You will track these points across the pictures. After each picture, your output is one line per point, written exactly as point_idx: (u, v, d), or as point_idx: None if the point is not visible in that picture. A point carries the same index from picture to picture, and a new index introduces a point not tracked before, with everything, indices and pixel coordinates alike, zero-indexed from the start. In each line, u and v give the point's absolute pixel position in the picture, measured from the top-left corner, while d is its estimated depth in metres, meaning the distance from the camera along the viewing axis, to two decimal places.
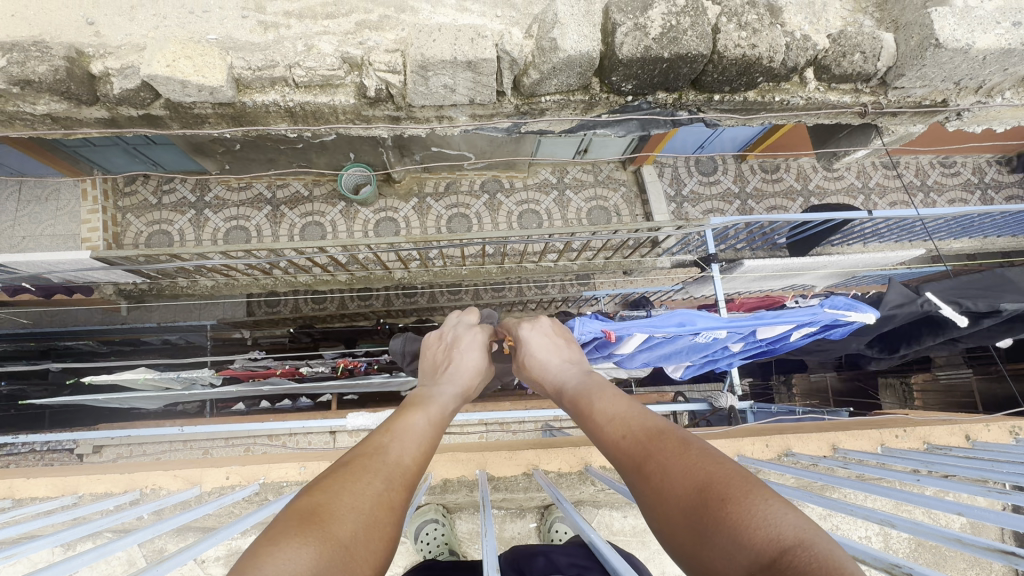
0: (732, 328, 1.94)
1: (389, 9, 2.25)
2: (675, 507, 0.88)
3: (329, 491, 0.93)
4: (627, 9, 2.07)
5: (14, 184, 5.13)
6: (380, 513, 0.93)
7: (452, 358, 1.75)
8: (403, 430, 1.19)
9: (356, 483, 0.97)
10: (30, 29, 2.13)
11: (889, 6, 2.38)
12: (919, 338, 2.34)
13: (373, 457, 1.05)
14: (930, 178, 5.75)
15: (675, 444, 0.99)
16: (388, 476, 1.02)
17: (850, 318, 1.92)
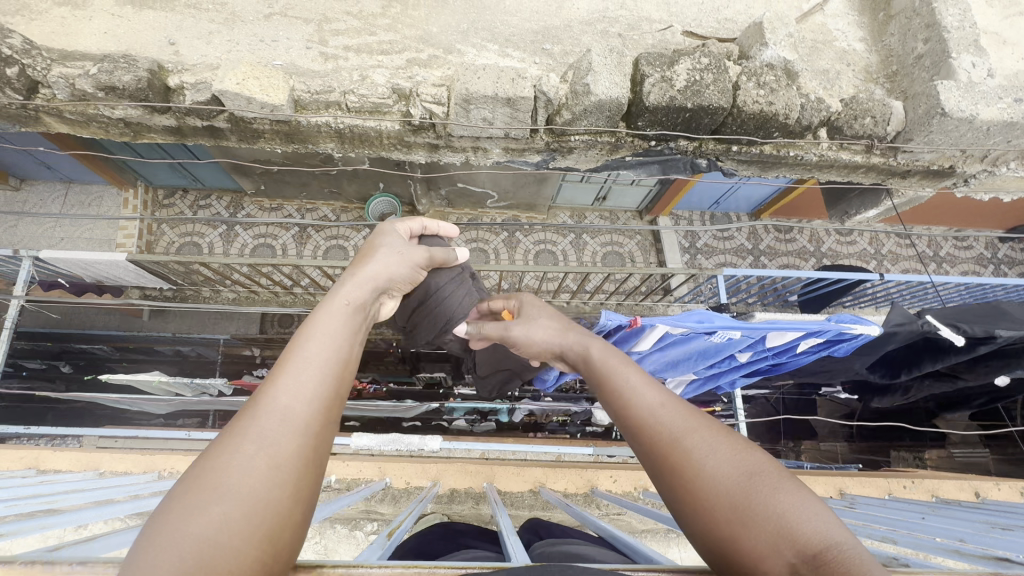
0: (748, 332, 2.03)
1: (438, 51, 2.57)
2: (717, 495, 0.89)
3: (195, 480, 0.79)
4: (656, 63, 2.28)
5: (61, 189, 5.43)
6: (264, 494, 0.80)
7: (379, 254, 1.43)
8: (293, 365, 0.96)
9: (227, 458, 0.82)
10: (120, 47, 2.44)
11: (898, 78, 2.62)
12: (919, 364, 2.28)
13: (251, 419, 0.87)
14: (943, 249, 5.86)
15: (711, 432, 0.97)
16: (270, 439, 0.85)
17: (855, 330, 1.96)
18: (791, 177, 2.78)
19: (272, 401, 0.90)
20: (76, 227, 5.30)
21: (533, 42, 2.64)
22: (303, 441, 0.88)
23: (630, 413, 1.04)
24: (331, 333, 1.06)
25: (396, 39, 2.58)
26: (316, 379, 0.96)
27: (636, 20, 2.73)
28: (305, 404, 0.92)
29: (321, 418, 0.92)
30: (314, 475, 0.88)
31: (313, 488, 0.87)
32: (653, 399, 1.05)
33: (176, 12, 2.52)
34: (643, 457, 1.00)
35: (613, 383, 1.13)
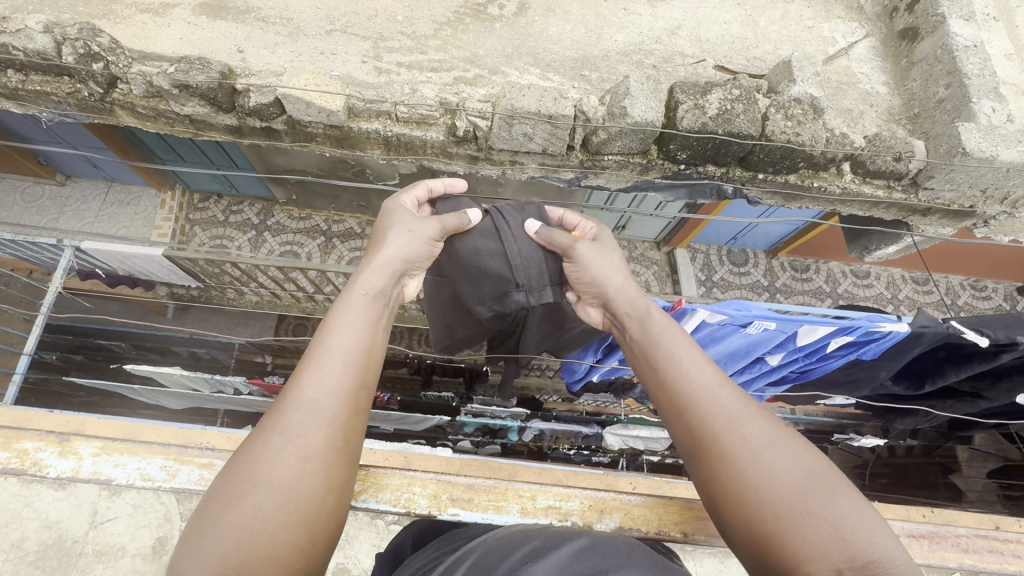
0: (781, 325, 2.09)
1: (483, 71, 2.75)
2: (772, 496, 0.98)
3: (237, 473, 0.98)
4: (690, 91, 2.42)
5: (102, 187, 5.62)
6: (294, 482, 0.98)
7: (392, 240, 1.55)
8: (316, 364, 1.13)
9: (263, 454, 1.00)
10: (193, 50, 2.66)
11: (920, 120, 2.75)
12: (942, 374, 2.36)
13: (282, 418, 1.04)
14: (960, 298, 5.87)
15: (772, 431, 1.06)
16: (299, 435, 1.03)
17: (884, 328, 1.99)
18: (814, 209, 2.88)
19: (300, 400, 1.07)
20: (113, 224, 5.48)
21: (572, 68, 2.81)
22: (329, 434, 1.05)
23: (689, 392, 1.16)
24: (348, 331, 1.22)
25: (445, 58, 2.77)
26: (336, 375, 1.12)
27: (669, 54, 2.91)
28: (327, 398, 1.08)
29: (344, 409, 1.09)
30: (340, 462, 1.05)
31: (341, 475, 1.05)
32: (714, 385, 1.16)
33: (246, 23, 2.75)
34: (696, 442, 1.11)
35: (675, 366, 1.23)
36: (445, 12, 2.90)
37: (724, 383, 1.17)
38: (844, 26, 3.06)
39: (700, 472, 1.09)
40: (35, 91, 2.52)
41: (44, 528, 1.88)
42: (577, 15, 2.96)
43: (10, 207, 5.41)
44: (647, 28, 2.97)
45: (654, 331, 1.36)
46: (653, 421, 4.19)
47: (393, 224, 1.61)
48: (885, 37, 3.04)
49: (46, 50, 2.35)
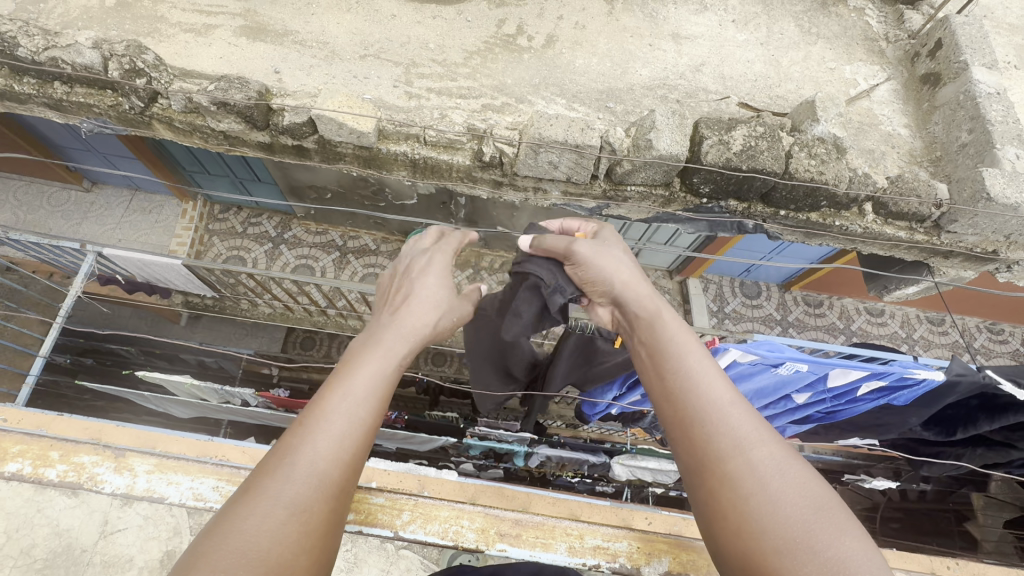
0: (815, 368, 2.06)
1: (510, 100, 2.82)
2: (776, 532, 0.91)
3: (221, 540, 0.88)
4: (714, 127, 2.46)
5: (126, 195, 5.73)
6: (290, 560, 0.91)
7: (418, 291, 1.47)
8: (329, 428, 1.05)
9: (254, 522, 0.92)
10: (231, 70, 2.75)
11: (942, 163, 2.77)
12: (975, 423, 2.32)
13: (280, 479, 0.97)
14: (976, 341, 5.79)
15: (781, 462, 1.00)
16: (300, 504, 0.96)
17: (920, 375, 1.98)
18: (835, 247, 2.88)
19: (306, 464, 1.00)
20: (134, 231, 5.57)
21: (597, 100, 2.87)
22: (331, 504, 1.00)
23: (696, 416, 1.09)
24: (365, 390, 1.14)
25: (473, 85, 2.84)
26: (350, 443, 1.07)
27: (693, 89, 2.97)
28: (337, 469, 1.03)
29: (348, 477, 1.04)
30: (333, 531, 1.00)
31: (331, 543, 1.00)
32: (724, 408, 1.09)
33: (283, 46, 2.85)
34: (697, 468, 1.04)
35: (684, 386, 1.14)
36: (476, 41, 2.99)
37: (737, 407, 1.09)
38: (866, 69, 3.12)
39: (702, 504, 1.02)
40: (78, 103, 2.61)
41: (54, 536, 1.87)
42: (604, 49, 3.04)
43: (35, 210, 5.53)
44: (672, 64, 3.04)
45: (663, 340, 1.26)
46: (662, 453, 4.12)
47: (420, 274, 1.53)
48: (907, 81, 3.09)
49: (93, 65, 2.44)
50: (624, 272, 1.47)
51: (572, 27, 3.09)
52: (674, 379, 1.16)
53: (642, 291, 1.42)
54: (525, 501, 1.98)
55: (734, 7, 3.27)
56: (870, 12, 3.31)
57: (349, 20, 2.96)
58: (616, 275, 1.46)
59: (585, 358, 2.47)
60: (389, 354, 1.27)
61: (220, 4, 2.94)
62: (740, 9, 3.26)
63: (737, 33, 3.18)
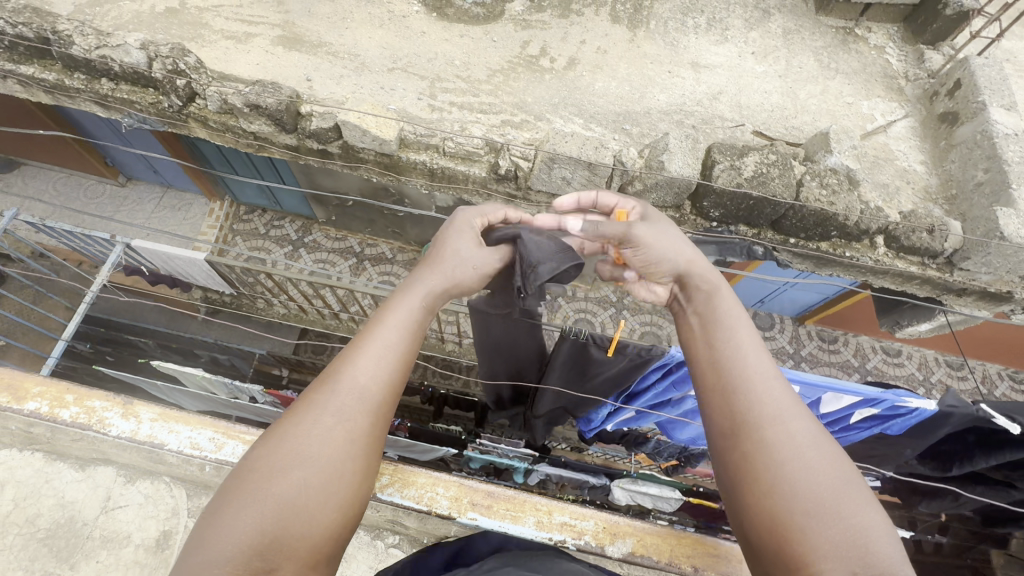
0: (806, 389, 2.02)
1: (529, 117, 2.91)
2: (803, 492, 0.95)
3: (280, 443, 1.03)
4: (726, 153, 2.51)
5: (158, 191, 5.96)
6: (338, 461, 1.04)
7: (445, 250, 1.47)
8: (370, 351, 1.17)
9: (307, 429, 1.05)
10: (266, 75, 2.90)
11: (956, 202, 2.77)
12: (972, 460, 2.24)
13: (329, 399, 1.09)
14: (997, 389, 5.62)
15: (814, 438, 1.02)
16: (346, 416, 1.08)
17: (911, 403, 1.96)
18: (846, 278, 2.87)
19: (349, 383, 1.12)
20: (163, 226, 5.78)
21: (614, 122, 2.95)
22: (371, 418, 1.11)
23: (740, 376, 1.11)
24: (400, 323, 1.25)
25: (495, 102, 2.95)
26: (386, 366, 1.17)
27: (709, 116, 3.03)
28: (377, 388, 1.13)
29: (387, 401, 1.14)
30: (374, 446, 1.11)
31: (374, 455, 1.11)
32: (767, 376, 1.11)
33: (317, 56, 2.99)
34: (730, 422, 1.06)
35: (732, 348, 1.16)
36: (499, 61, 3.10)
37: (775, 376, 1.11)
38: (884, 105, 3.15)
39: (724, 449, 1.06)
40: (121, 99, 2.78)
41: (58, 507, 1.92)
42: (623, 73, 3.13)
43: (73, 200, 5.79)
44: (689, 91, 3.11)
45: (712, 309, 1.27)
46: (664, 479, 4.05)
47: (453, 233, 1.53)
48: (925, 119, 3.10)
49: (139, 64, 2.61)
50: (678, 255, 1.42)
51: (594, 51, 3.20)
52: (724, 338, 1.18)
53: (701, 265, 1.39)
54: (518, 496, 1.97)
55: (754, 39, 3.34)
56: (891, 50, 3.35)
57: (381, 35, 3.11)
58: (677, 257, 1.41)
59: (580, 370, 2.42)
60: (416, 291, 1.34)
61: (261, 15, 3.11)
62: (760, 41, 3.33)
63: (756, 65, 3.24)
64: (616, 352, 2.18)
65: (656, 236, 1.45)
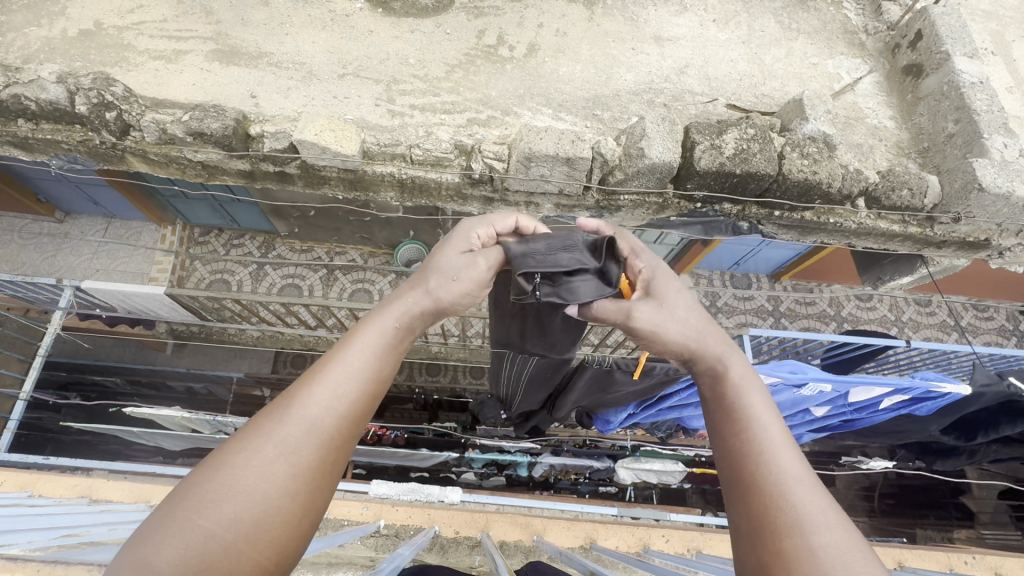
0: (837, 385, 2.09)
1: (496, 112, 2.77)
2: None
3: (219, 470, 0.86)
4: (705, 131, 2.43)
5: (100, 223, 5.52)
6: (274, 499, 0.86)
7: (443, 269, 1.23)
8: (330, 379, 0.99)
9: (246, 456, 0.87)
10: (205, 95, 2.66)
11: (930, 154, 2.79)
12: (997, 427, 2.35)
13: (280, 422, 0.92)
14: (964, 319, 5.85)
15: (849, 553, 0.79)
16: (292, 447, 0.90)
17: (945, 388, 2.05)
18: (830, 242, 2.87)
19: (300, 410, 0.94)
20: (113, 261, 5.39)
21: (584, 108, 2.83)
22: (321, 452, 0.93)
23: (746, 466, 0.94)
24: (366, 348, 1.07)
25: (457, 100, 2.78)
26: (347, 397, 0.99)
27: (679, 92, 2.95)
28: (331, 419, 0.96)
29: (343, 433, 0.96)
30: (325, 484, 0.93)
31: (321, 495, 0.92)
32: (787, 469, 0.92)
33: (258, 69, 2.76)
34: (748, 522, 0.88)
35: (749, 427, 0.99)
36: (456, 54, 2.92)
37: (804, 468, 0.92)
38: (848, 62, 3.12)
39: (745, 540, 0.87)
40: (45, 140, 2.49)
41: None
42: (587, 55, 2.99)
43: (7, 245, 5.33)
44: (656, 67, 3.01)
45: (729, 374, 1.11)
46: (666, 453, 4.05)
47: (456, 244, 1.31)
48: (889, 72, 3.09)
49: (59, 100, 2.34)
50: (684, 330, 1.18)
51: (553, 34, 3.04)
52: (734, 424, 1.01)
53: (717, 343, 1.17)
54: (540, 528, 2.20)
55: (713, 5, 3.24)
56: (848, 5, 3.31)
57: (324, 39, 2.88)
58: (685, 330, 1.17)
59: (602, 386, 2.42)
60: (388, 312, 1.15)
61: (190, 28, 2.84)
62: (719, 7, 3.24)
63: (718, 33, 3.16)
64: (643, 374, 2.23)
65: (660, 311, 1.19)
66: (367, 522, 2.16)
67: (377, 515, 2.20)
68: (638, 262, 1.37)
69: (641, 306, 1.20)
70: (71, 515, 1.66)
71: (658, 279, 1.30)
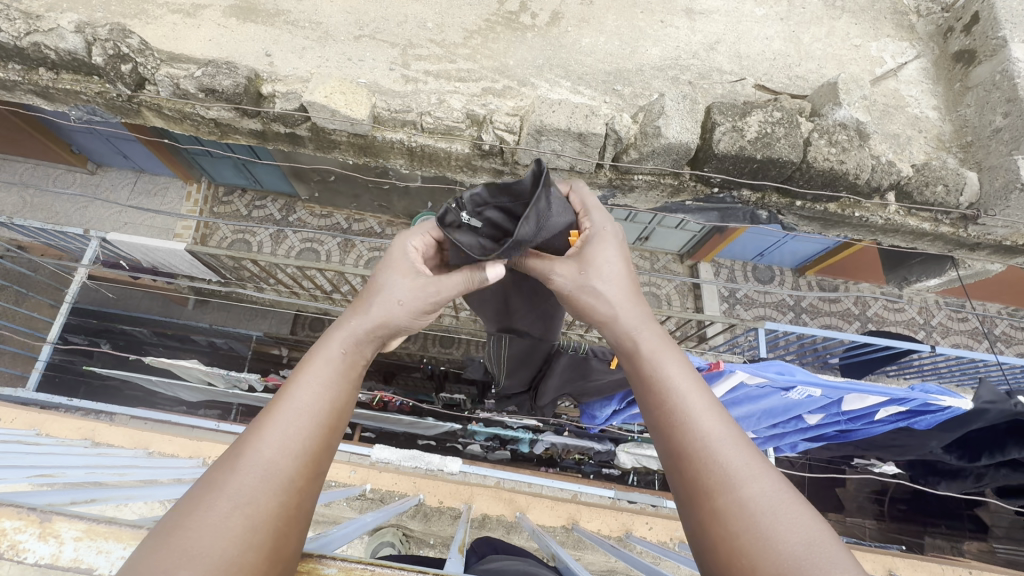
0: (828, 390, 2.01)
1: (512, 82, 2.69)
2: (765, 556, 0.74)
3: (169, 537, 0.76)
4: (728, 112, 2.31)
5: (129, 177, 5.64)
6: (234, 556, 0.78)
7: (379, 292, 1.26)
8: (280, 418, 0.95)
9: (197, 517, 0.79)
10: (221, 53, 2.65)
11: (973, 149, 2.61)
12: (1004, 449, 2.37)
13: (229, 475, 0.86)
14: (997, 327, 5.56)
15: (776, 497, 0.80)
16: (247, 497, 0.84)
17: (944, 402, 1.97)
18: (854, 237, 2.73)
19: (254, 459, 0.89)
20: (140, 215, 5.51)
21: (605, 82, 2.73)
22: (280, 499, 0.87)
23: (675, 443, 0.91)
24: (320, 385, 1.03)
25: (474, 68, 2.70)
26: (301, 433, 0.95)
27: (707, 70, 2.80)
28: (287, 460, 0.91)
29: (304, 476, 0.91)
30: (290, 532, 0.85)
31: (292, 542, 0.84)
32: (710, 430, 0.91)
33: (274, 27, 2.72)
34: (681, 487, 0.88)
35: (671, 397, 0.96)
36: (476, 19, 2.82)
37: (724, 425, 0.92)
38: (894, 46, 2.90)
39: (688, 520, 0.85)
40: (65, 90, 2.53)
41: None
42: (612, 26, 2.85)
43: (42, 193, 5.52)
44: (685, 42, 2.85)
45: (644, 353, 1.07)
46: None
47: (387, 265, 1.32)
48: (938, 58, 2.87)
49: (77, 50, 2.35)
50: (605, 302, 1.19)
51: (579, 2, 2.90)
52: (656, 397, 0.98)
53: (634, 316, 1.15)
54: (524, 505, 2.24)
55: None
56: None
57: None
58: (604, 305, 1.19)
59: (580, 375, 2.44)
60: (337, 344, 1.13)
61: None
62: None
63: (755, 7, 2.96)
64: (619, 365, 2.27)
65: (580, 280, 1.23)
66: (354, 484, 2.24)
67: (364, 479, 2.26)
68: (588, 222, 1.38)
69: (562, 266, 1.27)
70: (68, 455, 1.73)
71: (594, 241, 1.30)
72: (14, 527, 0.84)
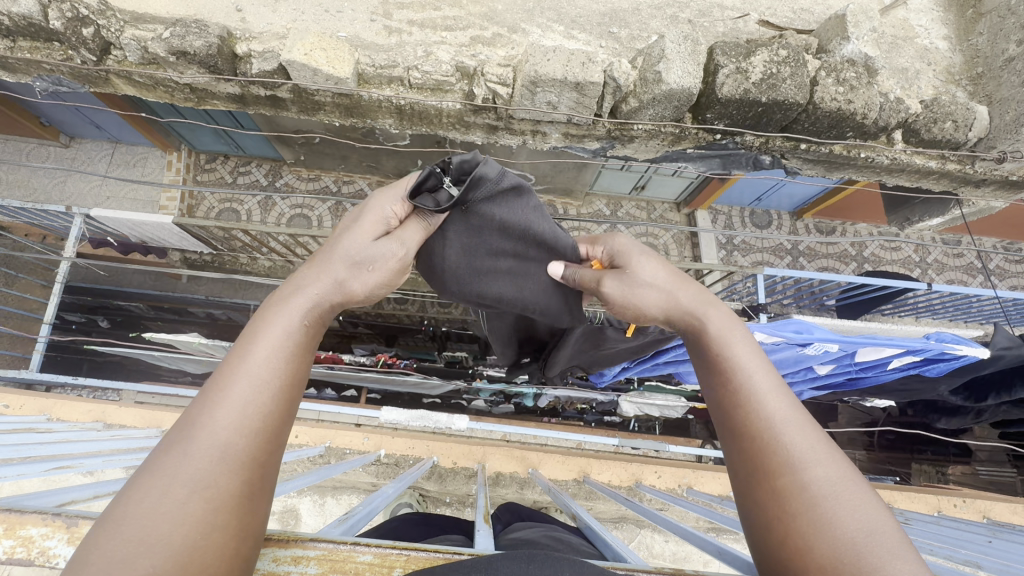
0: (845, 344, 2.03)
1: (502, 29, 2.53)
2: (826, 538, 0.75)
3: (117, 528, 0.69)
4: (731, 53, 2.19)
5: (104, 148, 5.39)
6: (196, 541, 0.71)
7: (346, 251, 1.15)
8: (233, 395, 0.84)
9: (149, 504, 0.72)
10: (188, 9, 2.46)
11: (982, 81, 2.53)
12: (1010, 389, 2.43)
13: (177, 455, 0.77)
14: (992, 262, 5.58)
15: (842, 482, 0.81)
16: (205, 479, 0.75)
17: (960, 351, 2.01)
18: (858, 179, 2.68)
19: (207, 438, 0.79)
20: (121, 188, 5.33)
21: (599, 25, 2.58)
22: (240, 476, 0.79)
23: (740, 422, 0.92)
24: (275, 353, 0.92)
25: (460, 15, 2.53)
26: (260, 408, 0.85)
27: (707, 6, 2.64)
28: (244, 439, 0.81)
29: (263, 450, 0.83)
30: (259, 506, 0.79)
31: (260, 516, 0.78)
32: (774, 412, 0.91)
33: None
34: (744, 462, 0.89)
35: (732, 379, 0.97)
36: None
37: (788, 408, 0.91)
38: None
39: (748, 495, 0.86)
40: (25, 59, 2.36)
41: None
42: None
43: (17, 169, 5.30)
44: None
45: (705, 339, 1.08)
46: (668, 390, 3.96)
47: (350, 225, 1.21)
48: None
49: (32, 14, 2.16)
50: (654, 302, 1.23)
51: None
52: (721, 378, 0.99)
53: (692, 298, 1.19)
54: (536, 460, 2.31)
55: None
56: None
57: None
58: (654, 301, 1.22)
59: (593, 342, 2.42)
60: (299, 308, 1.01)
61: None
62: None
63: None
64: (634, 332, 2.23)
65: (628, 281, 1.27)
66: (368, 450, 2.29)
67: (379, 445, 2.30)
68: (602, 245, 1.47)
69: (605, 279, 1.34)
70: (82, 440, 1.73)
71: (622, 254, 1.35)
72: (41, 534, 0.80)
